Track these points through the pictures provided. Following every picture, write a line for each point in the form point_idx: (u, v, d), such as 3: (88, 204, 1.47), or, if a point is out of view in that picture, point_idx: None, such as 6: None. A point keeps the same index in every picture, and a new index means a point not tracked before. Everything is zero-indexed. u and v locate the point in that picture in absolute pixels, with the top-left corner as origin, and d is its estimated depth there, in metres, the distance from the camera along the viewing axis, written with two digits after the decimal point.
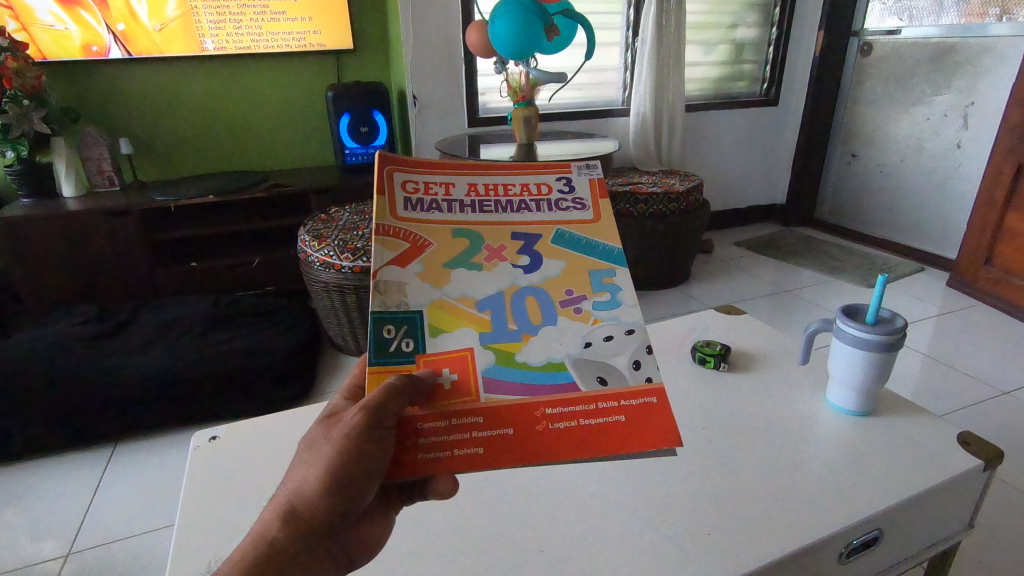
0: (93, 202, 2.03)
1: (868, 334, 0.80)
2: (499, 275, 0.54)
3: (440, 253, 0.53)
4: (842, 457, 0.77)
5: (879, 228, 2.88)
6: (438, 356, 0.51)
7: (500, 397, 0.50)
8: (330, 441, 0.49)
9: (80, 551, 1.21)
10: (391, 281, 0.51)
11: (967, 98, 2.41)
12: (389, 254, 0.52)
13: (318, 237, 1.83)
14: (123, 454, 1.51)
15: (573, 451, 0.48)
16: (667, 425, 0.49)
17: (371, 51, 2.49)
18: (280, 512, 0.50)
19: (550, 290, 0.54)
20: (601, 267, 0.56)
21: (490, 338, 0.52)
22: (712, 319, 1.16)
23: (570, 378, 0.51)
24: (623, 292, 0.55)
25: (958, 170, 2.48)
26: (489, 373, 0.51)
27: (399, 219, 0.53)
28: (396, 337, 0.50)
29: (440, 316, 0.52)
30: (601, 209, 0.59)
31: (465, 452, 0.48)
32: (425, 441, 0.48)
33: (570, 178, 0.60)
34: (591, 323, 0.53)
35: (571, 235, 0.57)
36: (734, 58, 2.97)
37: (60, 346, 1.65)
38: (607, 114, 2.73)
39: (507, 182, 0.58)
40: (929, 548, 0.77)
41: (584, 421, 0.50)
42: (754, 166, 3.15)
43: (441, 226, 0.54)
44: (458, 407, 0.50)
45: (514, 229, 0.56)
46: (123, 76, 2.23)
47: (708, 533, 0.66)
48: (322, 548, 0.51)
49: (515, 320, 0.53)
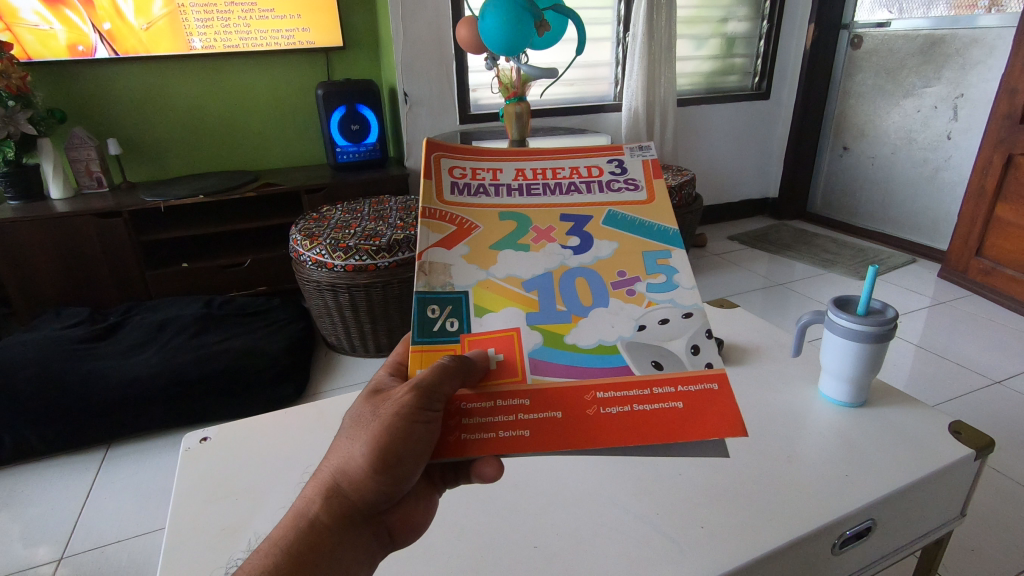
0: (82, 203, 2.01)
1: (858, 325, 0.80)
2: (547, 256, 0.54)
3: (487, 235, 0.53)
4: (835, 448, 0.77)
5: (871, 220, 2.90)
6: (486, 337, 0.50)
7: (549, 379, 0.49)
8: (378, 418, 0.49)
9: (72, 556, 1.20)
10: (436, 262, 0.51)
11: (956, 89, 2.42)
12: (435, 236, 0.52)
13: (310, 236, 1.82)
14: (116, 457, 1.50)
15: (623, 437, 0.46)
16: (729, 414, 0.46)
17: (361, 48, 2.47)
18: (324, 489, 0.50)
19: (600, 271, 0.53)
20: (656, 249, 0.54)
21: (538, 319, 0.51)
22: (705, 313, 1.17)
23: (624, 361, 0.49)
24: (679, 274, 0.53)
25: (948, 162, 2.49)
26: (536, 354, 0.50)
27: (446, 203, 0.53)
28: (441, 317, 0.51)
29: (485, 295, 0.51)
30: (655, 189, 0.57)
31: (510, 434, 0.47)
32: (470, 422, 0.48)
33: (621, 160, 0.59)
34: (645, 306, 0.51)
35: (623, 215, 0.56)
36: (726, 52, 2.97)
37: (49, 348, 1.64)
38: (600, 110, 2.72)
39: (555, 166, 0.58)
40: (921, 537, 0.77)
41: (637, 405, 0.47)
42: (746, 159, 3.16)
43: (489, 209, 0.54)
44: (505, 388, 0.49)
45: (563, 211, 0.56)
46: (110, 75, 2.20)
47: (703, 526, 0.66)
48: (366, 527, 0.52)
49: (565, 301, 0.52)
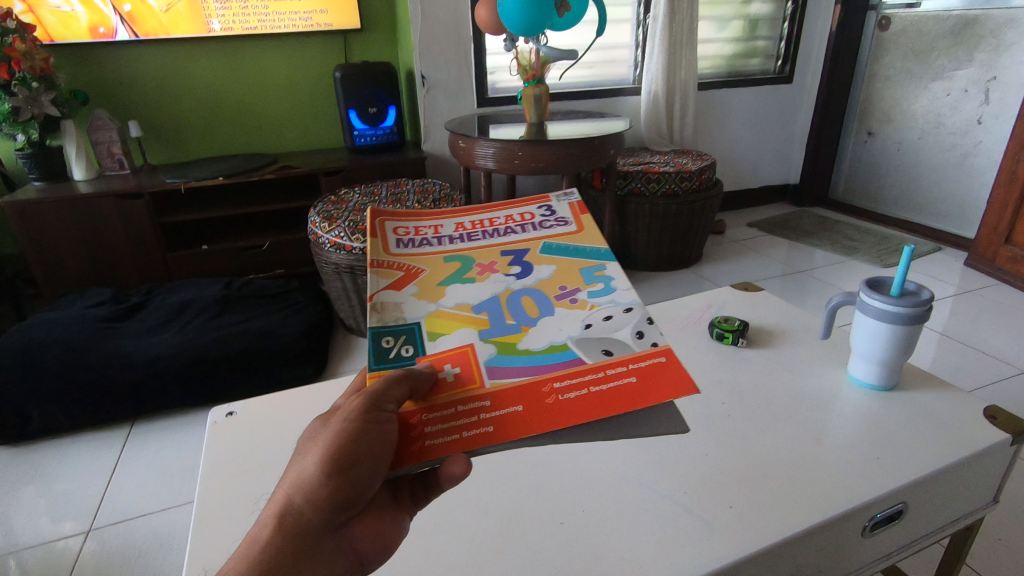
0: (104, 185, 2.03)
1: (893, 307, 0.77)
2: (493, 284, 0.53)
3: (434, 274, 0.52)
4: (865, 431, 0.76)
5: (895, 207, 2.84)
6: (436, 355, 0.47)
7: (507, 380, 0.46)
8: (331, 426, 0.43)
9: (99, 529, 1.23)
10: (387, 302, 0.50)
11: (989, 72, 2.35)
12: (383, 280, 0.51)
13: (328, 218, 1.82)
14: (140, 434, 1.53)
15: (585, 414, 0.44)
16: (681, 375, 0.46)
17: (378, 30, 2.45)
18: (275, 512, 0.42)
19: (544, 288, 0.53)
20: (591, 264, 0.56)
21: (489, 334, 0.49)
22: (729, 295, 1.15)
23: (575, 355, 0.48)
24: (616, 279, 0.54)
25: (978, 147, 2.43)
26: (492, 362, 0.47)
27: (392, 254, 0.53)
28: (396, 345, 0.48)
29: (437, 323, 0.49)
30: (583, 222, 0.60)
31: (474, 432, 0.43)
32: (431, 428, 0.43)
33: (550, 206, 0.62)
34: (589, 308, 0.51)
35: (559, 245, 0.57)
36: (748, 35, 2.91)
37: (75, 327, 1.66)
38: (619, 93, 2.68)
39: (491, 216, 0.60)
40: (953, 522, 0.75)
41: (594, 386, 0.46)
42: (767, 145, 3.10)
43: (434, 255, 0.54)
44: (462, 395, 0.45)
45: (502, 249, 0.56)
46: (130, 58, 2.21)
47: (730, 506, 0.65)
48: (326, 561, 0.42)
49: (514, 316, 0.51)
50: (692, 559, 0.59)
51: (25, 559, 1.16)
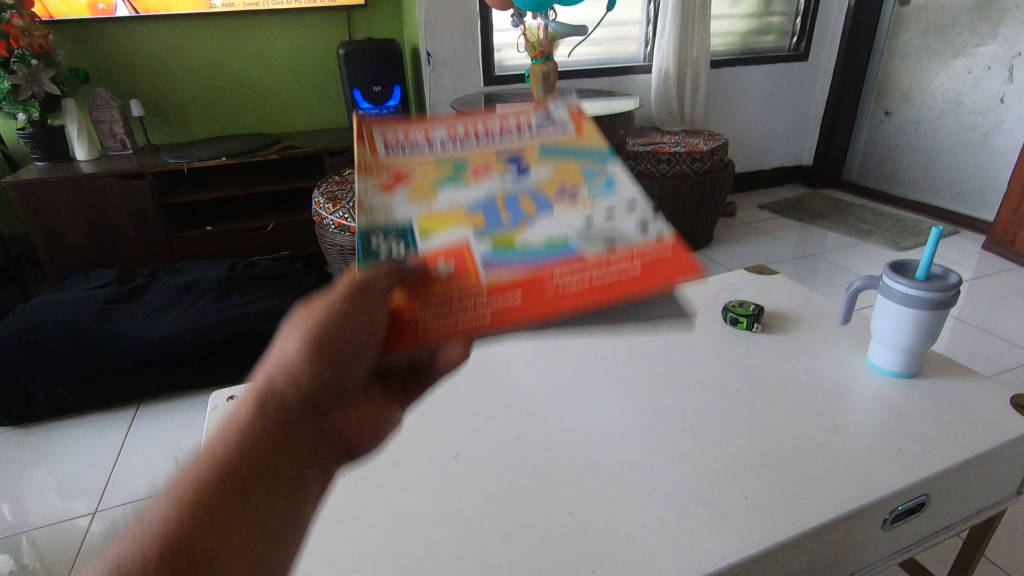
0: (107, 165, 2.01)
1: (918, 291, 0.74)
2: (488, 184, 0.47)
3: (424, 178, 0.47)
4: (886, 419, 0.73)
5: (911, 189, 2.77)
6: (429, 250, 0.42)
7: (505, 270, 0.41)
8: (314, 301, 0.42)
9: (106, 509, 1.22)
10: (377, 204, 0.45)
11: (1013, 48, 2.27)
12: (373, 183, 0.46)
13: (333, 199, 1.79)
14: (146, 415, 1.52)
15: (590, 303, 0.40)
16: (685, 259, 0.42)
17: (383, 6, 2.39)
18: (256, 390, 0.40)
19: (544, 187, 0.47)
20: (593, 161, 0.49)
21: (485, 229, 0.44)
22: (743, 279, 1.12)
23: (576, 246, 0.43)
24: (619, 175, 0.48)
25: (1000, 127, 2.36)
26: (487, 256, 0.42)
27: (377, 158, 0.48)
28: (389, 241, 0.43)
29: (430, 221, 0.44)
30: (583, 125, 0.52)
31: (469, 322, 0.39)
32: (427, 320, 0.40)
33: (547, 113, 0.53)
34: (590, 206, 0.46)
35: (555, 146, 0.50)
36: (763, 11, 2.82)
37: (79, 308, 1.65)
38: (629, 71, 2.61)
39: (484, 121, 0.52)
40: (975, 514, 0.73)
41: (596, 274, 0.41)
42: (781, 125, 3.02)
43: (424, 162, 0.49)
44: (457, 288, 0.40)
45: (496, 150, 0.50)
46: (130, 35, 2.17)
47: (747, 497, 0.63)
48: (309, 434, 0.41)
49: (510, 213, 0.45)
50: (706, 552, 0.57)
51: (35, 537, 1.16)
